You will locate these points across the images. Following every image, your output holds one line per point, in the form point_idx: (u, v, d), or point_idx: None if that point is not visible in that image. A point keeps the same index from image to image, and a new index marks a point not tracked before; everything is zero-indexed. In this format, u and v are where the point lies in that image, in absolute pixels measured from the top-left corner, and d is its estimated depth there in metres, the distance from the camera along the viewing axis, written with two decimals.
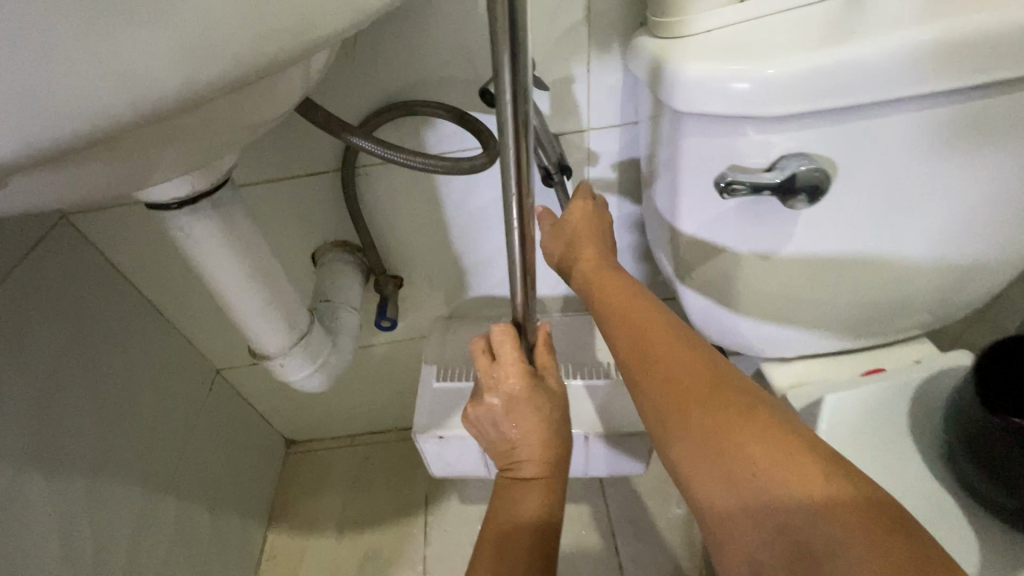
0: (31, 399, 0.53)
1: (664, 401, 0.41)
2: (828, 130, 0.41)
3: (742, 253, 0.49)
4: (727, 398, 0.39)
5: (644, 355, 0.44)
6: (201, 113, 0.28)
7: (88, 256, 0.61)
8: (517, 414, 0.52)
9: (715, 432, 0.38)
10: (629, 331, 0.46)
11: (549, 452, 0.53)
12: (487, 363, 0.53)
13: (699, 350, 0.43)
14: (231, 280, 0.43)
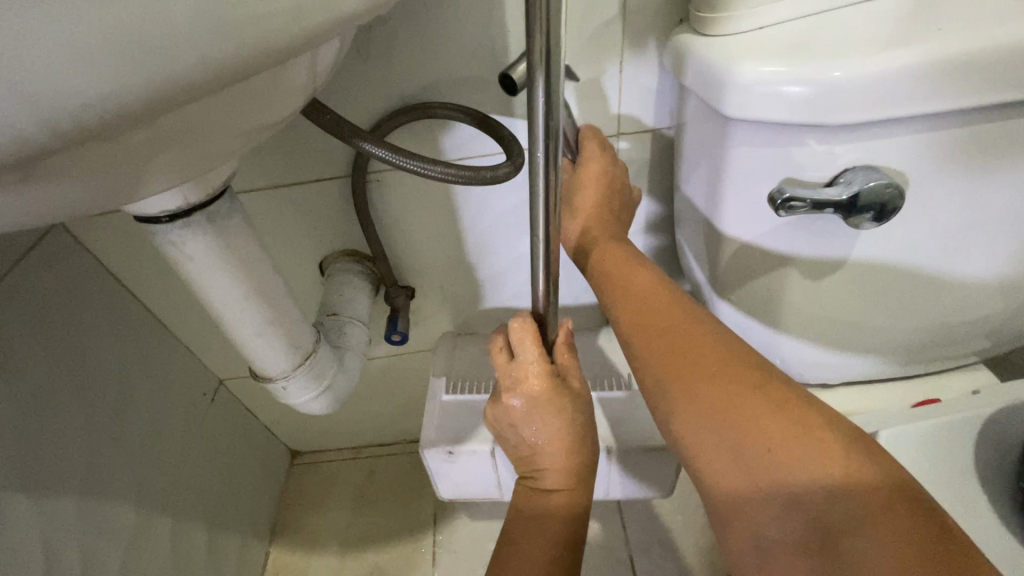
0: (18, 417, 0.49)
1: (666, 374, 0.39)
2: (899, 140, 0.36)
3: (791, 270, 0.44)
4: (738, 373, 0.36)
5: (649, 333, 0.41)
6: (197, 123, 0.24)
7: (84, 264, 0.58)
8: (539, 419, 0.46)
9: (726, 409, 0.35)
10: (633, 308, 0.43)
11: (573, 459, 0.48)
12: (505, 362, 0.48)
13: (705, 324, 0.40)
14: (230, 298, 0.39)
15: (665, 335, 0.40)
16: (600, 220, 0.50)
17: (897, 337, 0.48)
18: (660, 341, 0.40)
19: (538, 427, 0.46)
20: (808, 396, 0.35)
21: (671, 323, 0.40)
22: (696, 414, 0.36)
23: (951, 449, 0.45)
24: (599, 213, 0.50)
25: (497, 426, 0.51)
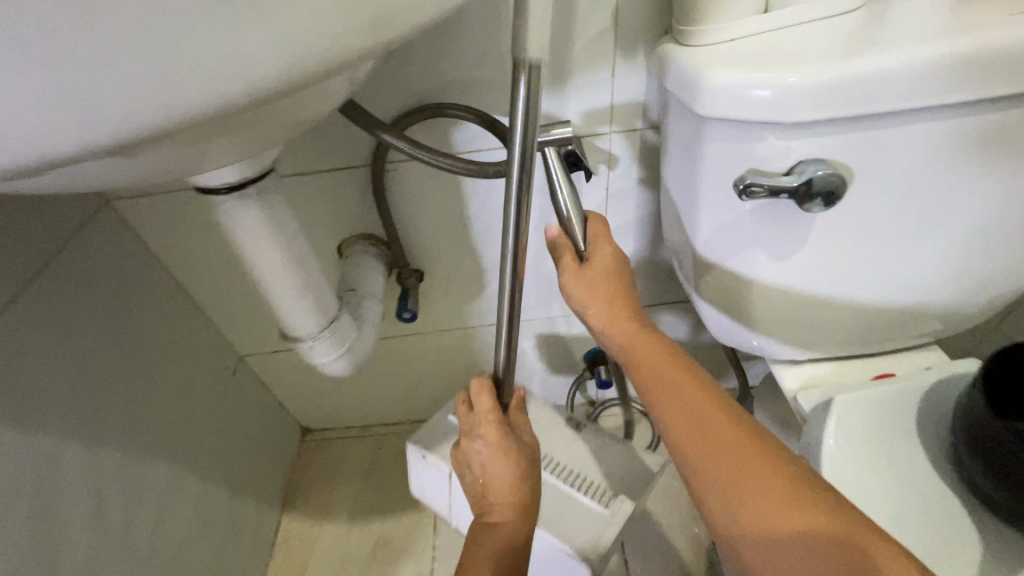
0: (73, 373, 0.55)
1: (729, 489, 0.41)
2: (845, 139, 0.42)
3: (756, 255, 0.50)
4: (795, 489, 0.39)
5: (686, 416, 0.45)
6: (261, 111, 0.30)
7: (126, 240, 0.64)
8: (489, 459, 0.53)
9: (793, 528, 0.38)
10: (686, 416, 0.45)
11: (519, 499, 0.54)
12: (466, 411, 0.56)
13: (752, 432, 0.43)
14: (270, 264, 0.45)
15: (701, 417, 0.44)
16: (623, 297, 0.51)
17: (856, 319, 0.54)
18: (695, 425, 0.44)
19: (488, 466, 0.53)
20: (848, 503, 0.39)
21: (703, 405, 0.45)
22: (726, 494, 0.41)
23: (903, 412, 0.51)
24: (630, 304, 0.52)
25: (458, 468, 0.57)
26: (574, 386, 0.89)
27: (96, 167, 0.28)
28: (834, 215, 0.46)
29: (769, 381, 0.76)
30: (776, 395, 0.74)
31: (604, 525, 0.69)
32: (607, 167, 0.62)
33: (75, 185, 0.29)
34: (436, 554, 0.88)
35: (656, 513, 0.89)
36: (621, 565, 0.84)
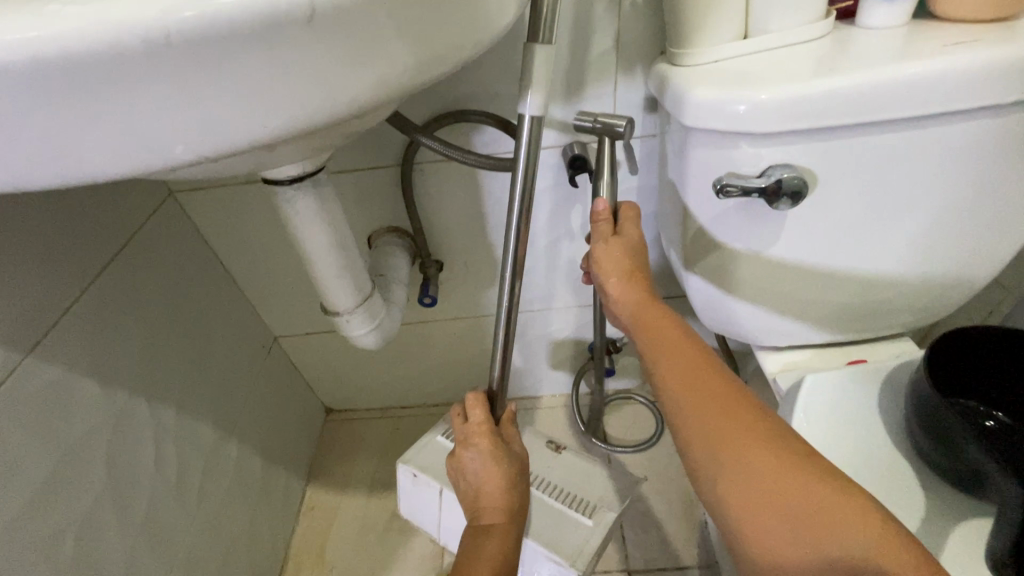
0: (142, 341, 0.64)
1: (721, 439, 0.42)
2: (812, 148, 0.49)
3: (738, 246, 0.57)
4: (784, 444, 0.41)
5: (680, 366, 0.48)
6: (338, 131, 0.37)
7: (186, 228, 0.73)
8: (480, 467, 0.61)
9: (781, 479, 0.39)
10: (683, 371, 0.47)
11: (507, 500, 0.60)
12: (460, 424, 0.65)
13: (744, 393, 0.45)
14: (319, 246, 0.53)
15: (694, 370, 0.47)
16: (637, 276, 0.55)
17: (828, 307, 0.61)
18: (687, 373, 0.47)
19: (480, 475, 0.61)
20: (833, 465, 0.40)
21: (697, 362, 0.48)
22: (707, 433, 0.43)
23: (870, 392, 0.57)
24: (639, 275, 0.55)
25: (453, 478, 0.65)
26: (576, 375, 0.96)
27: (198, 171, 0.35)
28: (805, 213, 0.53)
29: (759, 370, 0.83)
30: (764, 383, 0.80)
31: (588, 536, 0.68)
32: (609, 170, 0.70)
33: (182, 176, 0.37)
34: None
35: (654, 495, 0.95)
36: (619, 540, 0.90)
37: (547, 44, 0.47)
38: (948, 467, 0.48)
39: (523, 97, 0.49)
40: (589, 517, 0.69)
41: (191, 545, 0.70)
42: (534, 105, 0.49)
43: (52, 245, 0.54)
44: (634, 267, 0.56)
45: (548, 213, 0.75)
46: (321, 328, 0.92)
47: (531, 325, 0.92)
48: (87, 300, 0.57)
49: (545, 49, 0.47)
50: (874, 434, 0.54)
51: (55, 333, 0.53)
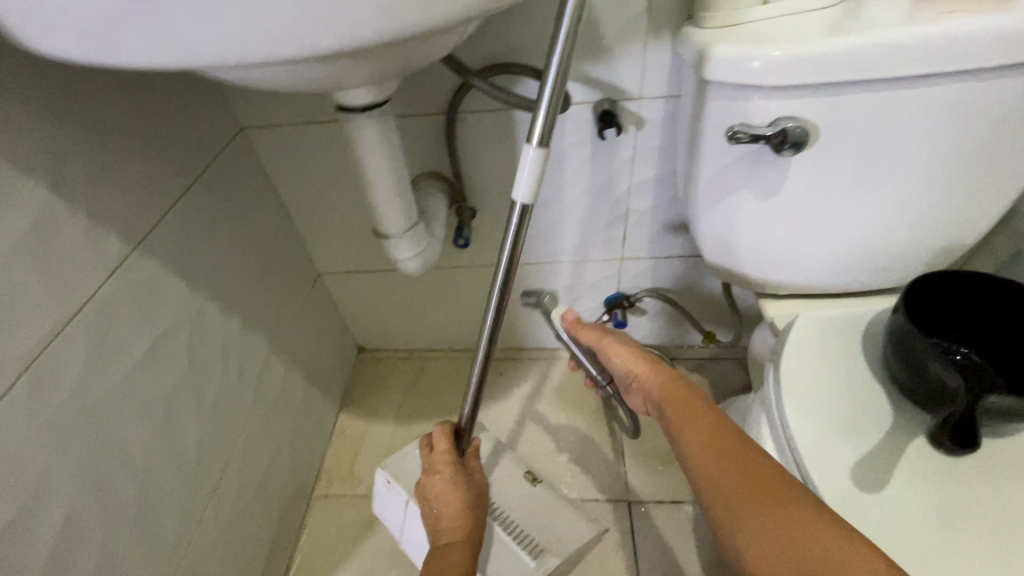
0: (214, 255, 0.73)
1: (721, 474, 0.53)
2: (819, 103, 0.55)
3: (746, 193, 0.63)
4: (765, 475, 0.51)
5: (687, 429, 0.59)
6: (407, 51, 0.44)
7: (252, 162, 0.82)
8: (442, 490, 0.71)
9: (759, 502, 0.50)
10: (692, 425, 0.59)
11: (467, 519, 0.70)
12: (426, 454, 0.75)
13: (736, 437, 0.56)
14: (379, 169, 0.61)
15: (697, 430, 0.58)
16: (642, 355, 0.69)
17: (825, 257, 0.67)
18: (693, 431, 0.58)
19: (441, 496, 0.71)
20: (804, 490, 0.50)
21: (698, 420, 0.59)
22: (716, 486, 0.53)
23: (858, 331, 0.63)
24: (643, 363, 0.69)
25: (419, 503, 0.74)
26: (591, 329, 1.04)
27: (294, 72, 0.42)
28: (810, 164, 0.59)
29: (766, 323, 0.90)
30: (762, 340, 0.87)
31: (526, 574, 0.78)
32: (634, 128, 0.76)
33: (280, 84, 0.44)
34: None
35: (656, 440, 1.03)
36: (622, 475, 0.99)
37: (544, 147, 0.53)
38: (915, 390, 0.54)
39: (517, 183, 0.54)
40: (534, 555, 0.79)
41: (249, 440, 0.80)
42: (525, 194, 0.55)
43: (156, 157, 0.63)
44: (636, 349, 0.70)
45: (576, 167, 0.82)
46: (361, 267, 1.01)
47: (553, 276, 1.00)
48: (179, 209, 0.66)
49: (540, 151, 0.53)
50: (858, 363, 0.61)
51: (156, 233, 0.62)
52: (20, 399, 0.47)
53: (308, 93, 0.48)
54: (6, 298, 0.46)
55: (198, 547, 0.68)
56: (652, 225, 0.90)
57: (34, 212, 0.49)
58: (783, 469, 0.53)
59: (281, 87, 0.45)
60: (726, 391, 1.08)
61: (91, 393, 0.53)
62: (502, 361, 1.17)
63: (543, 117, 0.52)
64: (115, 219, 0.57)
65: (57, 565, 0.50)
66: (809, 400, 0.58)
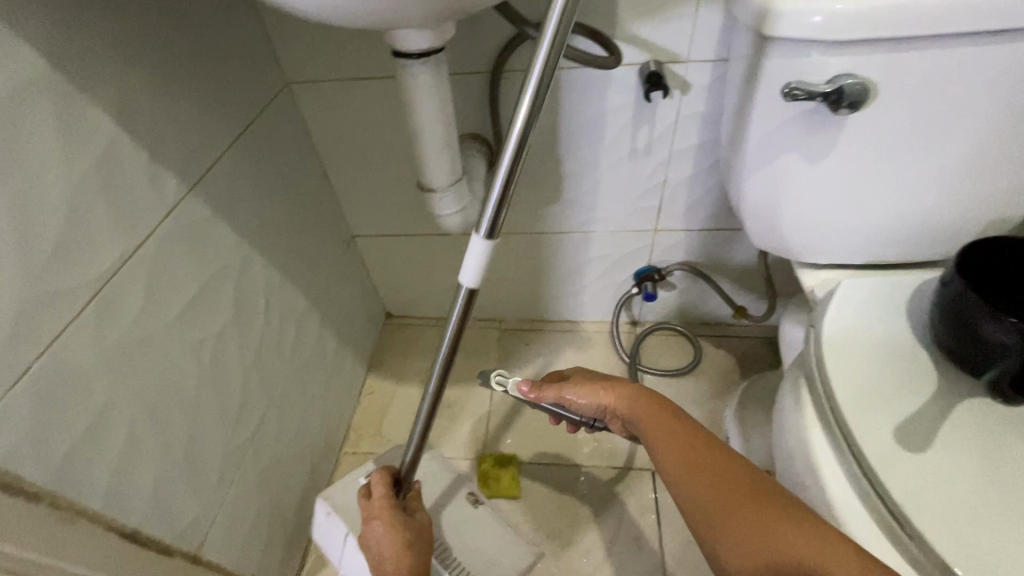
0: (260, 206, 0.74)
1: (708, 502, 0.50)
2: (879, 61, 0.54)
3: (796, 156, 0.63)
4: (748, 493, 0.50)
5: (663, 451, 0.55)
6: None
7: (296, 118, 0.82)
8: (383, 538, 0.66)
9: (751, 524, 0.47)
10: (671, 453, 0.55)
11: (415, 559, 0.64)
12: (364, 503, 0.70)
13: (714, 455, 0.53)
14: (429, 122, 0.62)
15: (672, 449, 0.55)
16: (602, 387, 0.63)
17: (871, 226, 0.67)
18: (670, 453, 0.55)
19: (383, 546, 0.65)
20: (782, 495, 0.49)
21: (671, 437, 0.56)
22: (709, 516, 0.50)
23: (902, 298, 0.63)
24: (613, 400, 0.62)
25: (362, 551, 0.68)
26: (619, 301, 1.05)
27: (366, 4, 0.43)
28: (866, 126, 0.58)
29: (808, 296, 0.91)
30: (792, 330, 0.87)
31: None
32: (680, 92, 0.76)
33: (349, 17, 0.45)
34: (490, 417, 1.06)
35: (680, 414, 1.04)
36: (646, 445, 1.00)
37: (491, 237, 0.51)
38: (963, 354, 0.54)
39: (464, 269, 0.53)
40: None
41: (286, 391, 0.82)
42: (472, 278, 0.53)
43: (210, 104, 0.64)
44: (595, 381, 0.64)
45: (617, 132, 0.82)
46: (395, 231, 1.01)
47: (585, 246, 1.01)
48: (229, 157, 0.68)
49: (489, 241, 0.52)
50: (902, 329, 0.61)
51: (209, 178, 0.64)
52: (91, 323, 0.49)
53: (373, 31, 0.48)
54: (80, 224, 0.48)
55: (239, 488, 0.71)
56: (689, 195, 0.90)
57: (105, 144, 0.50)
58: (755, 474, 0.52)
59: (349, 21, 0.46)
60: (752, 367, 1.09)
61: (151, 327, 0.55)
62: (527, 331, 1.18)
63: (490, 212, 0.50)
64: (173, 160, 0.58)
65: (118, 486, 0.52)
66: (850, 362, 0.58)
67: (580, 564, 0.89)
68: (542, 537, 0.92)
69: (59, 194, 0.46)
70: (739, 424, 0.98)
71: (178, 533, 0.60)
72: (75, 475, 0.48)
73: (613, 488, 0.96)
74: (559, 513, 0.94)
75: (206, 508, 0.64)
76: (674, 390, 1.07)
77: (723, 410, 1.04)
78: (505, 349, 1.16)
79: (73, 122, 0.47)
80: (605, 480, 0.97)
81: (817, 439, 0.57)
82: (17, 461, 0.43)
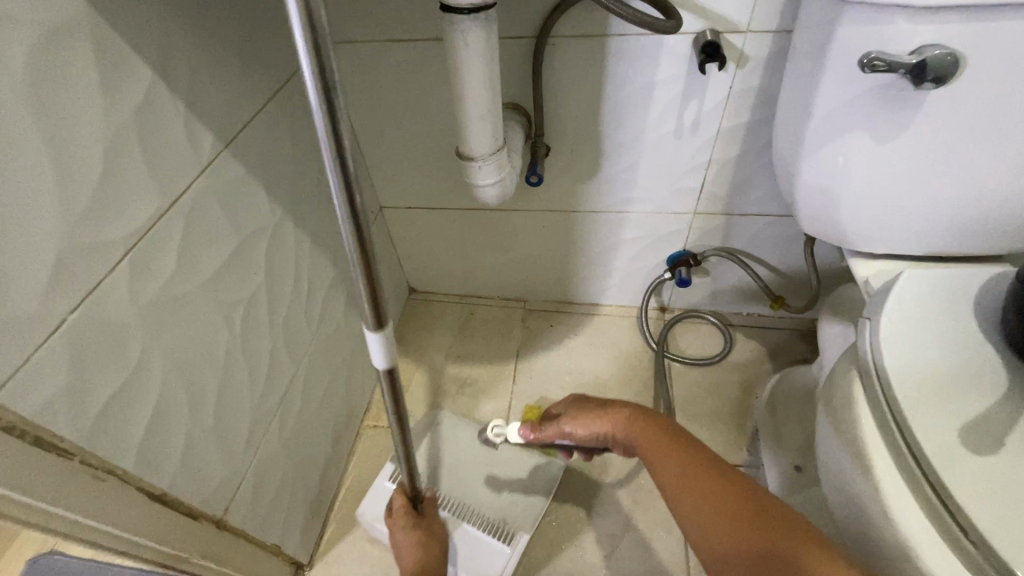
0: (293, 169, 0.72)
1: (700, 510, 0.53)
2: (971, 30, 0.49)
3: (864, 134, 0.59)
4: (740, 503, 0.51)
5: (664, 469, 0.58)
6: None
7: (330, 80, 0.79)
8: (403, 543, 0.77)
9: (739, 535, 0.49)
10: (670, 464, 0.57)
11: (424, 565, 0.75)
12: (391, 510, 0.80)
13: (711, 468, 0.56)
14: (476, 86, 0.59)
15: (673, 465, 0.57)
16: (597, 415, 0.66)
17: (936, 214, 0.63)
18: (666, 469, 0.57)
19: (406, 550, 0.77)
20: (776, 508, 0.51)
21: (671, 453, 0.58)
22: (699, 524, 0.52)
23: (965, 291, 0.59)
24: (613, 427, 0.65)
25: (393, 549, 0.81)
26: (651, 285, 1.02)
27: None
28: (949, 103, 0.54)
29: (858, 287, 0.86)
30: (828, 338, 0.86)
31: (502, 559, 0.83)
32: (735, 65, 0.72)
33: None
34: (513, 397, 1.05)
35: (708, 404, 1.02)
36: None
37: (379, 328, 0.46)
38: None
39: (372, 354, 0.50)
40: (507, 542, 0.85)
41: (313, 360, 0.81)
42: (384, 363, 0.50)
43: (247, 58, 0.61)
44: (590, 411, 0.67)
45: (664, 105, 0.78)
46: (424, 204, 0.99)
47: (619, 228, 0.97)
48: (264, 116, 0.65)
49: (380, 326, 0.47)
50: (967, 325, 0.57)
51: (244, 136, 0.62)
52: (126, 278, 0.47)
53: None
54: (117, 175, 0.46)
55: (266, 454, 0.70)
56: (733, 177, 0.86)
57: (143, 92, 0.48)
58: (750, 485, 0.53)
59: None
60: (785, 361, 1.06)
61: (185, 286, 0.54)
62: (552, 313, 1.16)
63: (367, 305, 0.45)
64: (210, 115, 0.56)
65: (150, 447, 0.51)
66: (911, 358, 0.55)
67: (601, 548, 0.88)
68: (563, 520, 0.91)
69: (96, 141, 0.44)
70: (769, 416, 0.96)
71: (206, 497, 0.59)
72: (107, 434, 0.47)
73: (637, 475, 0.95)
74: (581, 497, 0.93)
75: (233, 474, 0.64)
76: (702, 379, 1.05)
77: (753, 402, 1.01)
78: (529, 330, 1.14)
79: (113, 66, 0.45)
80: (629, 465, 0.96)
81: (870, 433, 0.54)
82: (52, 416, 0.42)
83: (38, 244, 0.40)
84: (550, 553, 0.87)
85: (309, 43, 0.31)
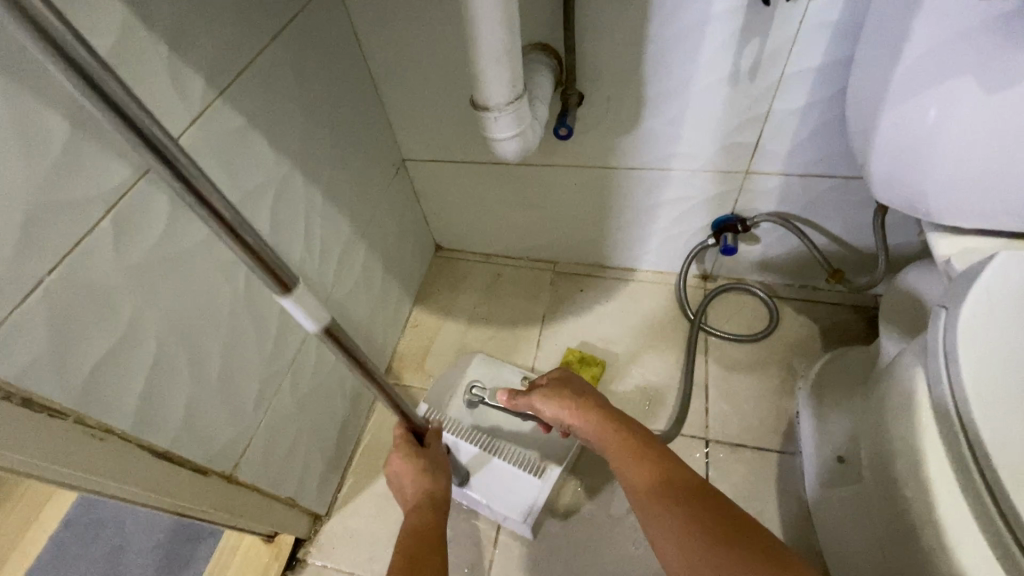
0: (301, 120, 0.67)
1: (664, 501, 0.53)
2: None
3: (967, 81, 0.48)
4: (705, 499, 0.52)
5: (622, 467, 0.58)
6: None
7: (342, 20, 0.73)
8: (403, 473, 0.67)
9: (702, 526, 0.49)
10: (636, 459, 0.58)
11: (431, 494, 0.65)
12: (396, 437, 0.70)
13: (678, 468, 0.56)
14: (491, 28, 0.51)
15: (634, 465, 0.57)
16: (567, 406, 0.66)
17: None
18: (629, 465, 0.58)
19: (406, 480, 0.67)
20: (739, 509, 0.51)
21: (629, 451, 0.58)
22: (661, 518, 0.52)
23: None
24: (577, 418, 0.65)
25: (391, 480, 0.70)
26: (693, 252, 0.93)
27: None
28: None
29: (941, 276, 0.72)
30: (890, 320, 0.76)
31: (534, 490, 0.81)
32: None
33: None
34: (536, 363, 1.01)
35: (745, 382, 0.94)
36: (703, 412, 0.92)
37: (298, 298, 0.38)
38: None
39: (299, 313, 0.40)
40: (539, 475, 0.82)
41: None
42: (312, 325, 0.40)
43: None
44: (561, 399, 0.67)
45: (720, 45, 0.66)
46: (448, 158, 0.93)
47: (660, 187, 0.88)
48: (265, 59, 0.60)
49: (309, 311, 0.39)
50: None
51: (241, 84, 0.57)
52: (109, 236, 0.45)
53: None
54: (90, 125, 0.43)
55: (277, 413, 0.70)
56: (795, 131, 0.74)
57: (115, 32, 0.44)
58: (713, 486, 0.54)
59: None
60: (839, 340, 0.96)
61: (178, 245, 0.51)
62: (582, 277, 1.09)
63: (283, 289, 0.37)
64: (198, 59, 0.52)
65: (149, 407, 0.51)
66: (994, 360, 0.46)
67: (618, 524, 0.85)
68: (581, 491, 0.88)
69: (63, 87, 0.41)
70: (815, 400, 0.87)
71: (213, 454, 0.60)
72: (102, 395, 0.46)
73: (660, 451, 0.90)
74: (600, 469, 0.90)
75: (242, 431, 0.64)
76: (742, 354, 0.97)
77: (797, 382, 0.93)
78: (557, 293, 1.08)
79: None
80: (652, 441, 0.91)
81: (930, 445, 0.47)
82: (38, 376, 0.41)
83: (2, 201, 0.38)
84: (564, 524, 0.86)
85: (78, 86, 0.22)
